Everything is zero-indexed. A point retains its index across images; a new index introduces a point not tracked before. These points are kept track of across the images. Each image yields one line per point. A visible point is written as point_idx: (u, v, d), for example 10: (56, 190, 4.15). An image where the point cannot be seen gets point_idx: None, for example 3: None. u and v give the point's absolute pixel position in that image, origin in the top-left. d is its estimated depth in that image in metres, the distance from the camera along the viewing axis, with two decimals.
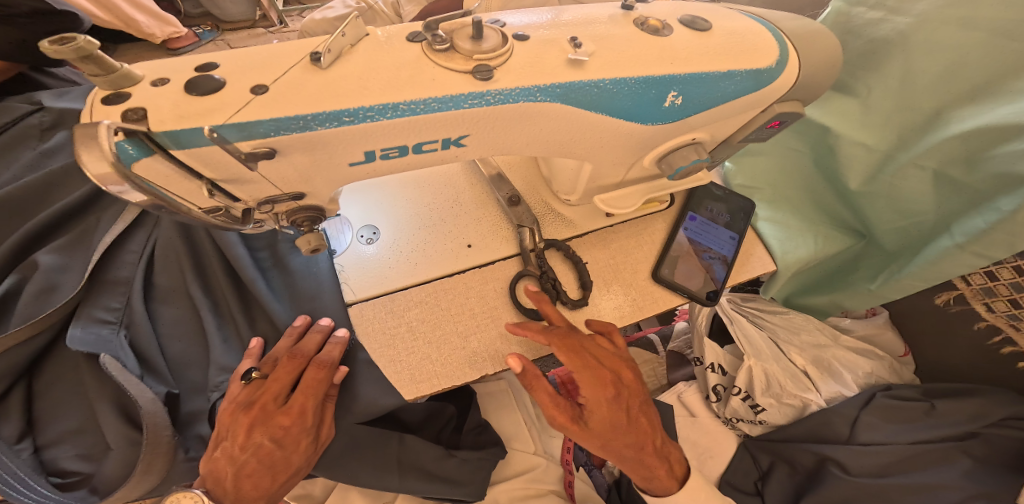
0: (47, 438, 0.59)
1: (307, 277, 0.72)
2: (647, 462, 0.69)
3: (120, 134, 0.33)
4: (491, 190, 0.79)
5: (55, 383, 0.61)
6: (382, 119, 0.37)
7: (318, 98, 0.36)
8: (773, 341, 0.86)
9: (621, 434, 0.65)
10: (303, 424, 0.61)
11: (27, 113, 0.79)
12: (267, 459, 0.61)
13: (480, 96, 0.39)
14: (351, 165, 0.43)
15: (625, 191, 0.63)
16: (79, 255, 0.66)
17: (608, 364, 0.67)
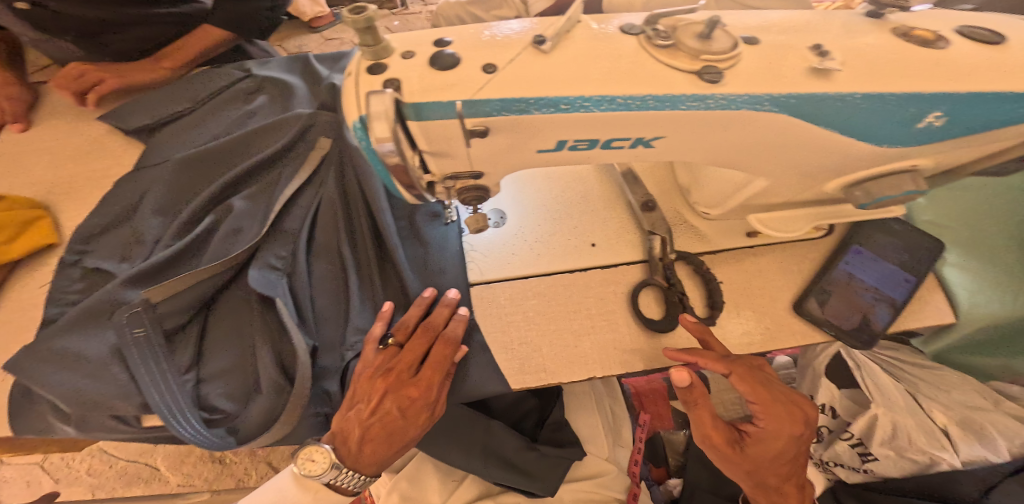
0: (208, 373, 0.65)
1: (439, 250, 0.75)
2: (783, 491, 0.66)
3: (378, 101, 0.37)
4: (625, 192, 0.78)
5: (225, 319, 0.68)
6: (596, 111, 0.37)
7: (541, 84, 0.37)
8: (911, 394, 0.84)
9: (784, 462, 0.64)
10: (427, 400, 0.65)
11: (237, 79, 0.86)
12: (390, 427, 0.65)
13: (702, 99, 0.38)
14: (538, 151, 0.45)
15: (789, 214, 0.59)
16: (262, 203, 0.73)
17: (795, 396, 0.64)
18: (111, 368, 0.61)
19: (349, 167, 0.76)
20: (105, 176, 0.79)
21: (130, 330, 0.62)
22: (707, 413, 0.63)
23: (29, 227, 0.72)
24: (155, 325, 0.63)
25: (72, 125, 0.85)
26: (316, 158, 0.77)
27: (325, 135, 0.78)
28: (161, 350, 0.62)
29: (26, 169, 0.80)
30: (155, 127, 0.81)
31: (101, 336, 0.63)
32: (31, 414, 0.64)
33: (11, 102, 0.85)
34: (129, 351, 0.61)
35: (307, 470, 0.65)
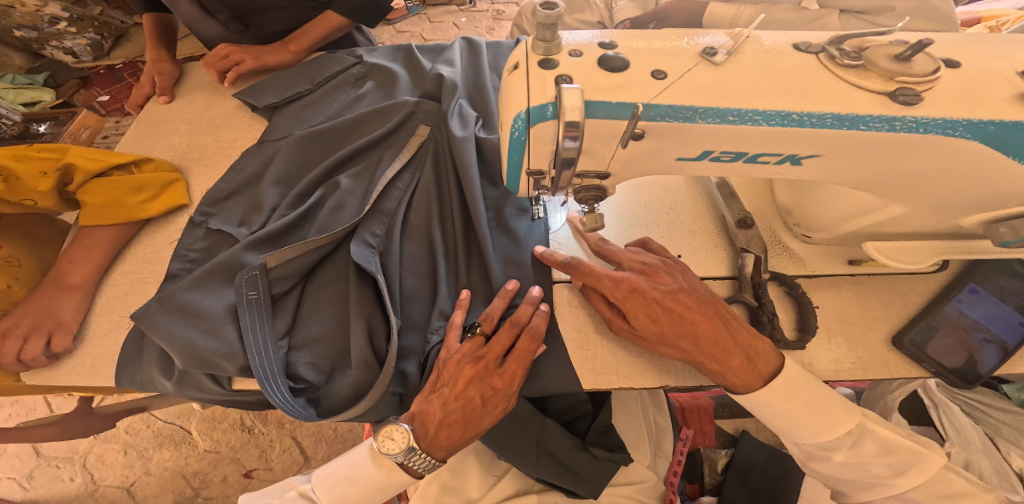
0: (299, 341, 0.69)
1: (524, 244, 0.75)
2: (720, 358, 0.62)
3: (551, 98, 0.40)
4: (718, 207, 0.78)
5: (320, 290, 0.72)
6: (765, 125, 0.39)
7: (714, 94, 0.39)
8: (990, 437, 0.93)
9: (675, 325, 0.63)
10: (507, 391, 0.66)
11: (350, 65, 0.92)
12: (466, 412, 0.66)
13: (887, 120, 0.40)
14: (677, 159, 0.45)
15: (907, 246, 0.65)
16: (365, 182, 0.78)
17: (646, 272, 0.66)
18: (223, 325, 0.66)
19: (446, 155, 0.79)
20: (231, 146, 0.87)
21: (245, 292, 0.68)
22: (597, 297, 0.68)
23: (168, 188, 0.80)
24: (265, 289, 0.68)
25: (209, 99, 0.94)
26: (416, 144, 0.80)
27: (426, 123, 0.82)
28: (267, 314, 0.68)
29: (165, 136, 0.89)
30: (283, 104, 0.88)
31: (220, 295, 0.69)
32: (143, 366, 0.69)
33: (162, 77, 0.95)
34: (243, 311, 0.67)
35: (386, 449, 0.65)
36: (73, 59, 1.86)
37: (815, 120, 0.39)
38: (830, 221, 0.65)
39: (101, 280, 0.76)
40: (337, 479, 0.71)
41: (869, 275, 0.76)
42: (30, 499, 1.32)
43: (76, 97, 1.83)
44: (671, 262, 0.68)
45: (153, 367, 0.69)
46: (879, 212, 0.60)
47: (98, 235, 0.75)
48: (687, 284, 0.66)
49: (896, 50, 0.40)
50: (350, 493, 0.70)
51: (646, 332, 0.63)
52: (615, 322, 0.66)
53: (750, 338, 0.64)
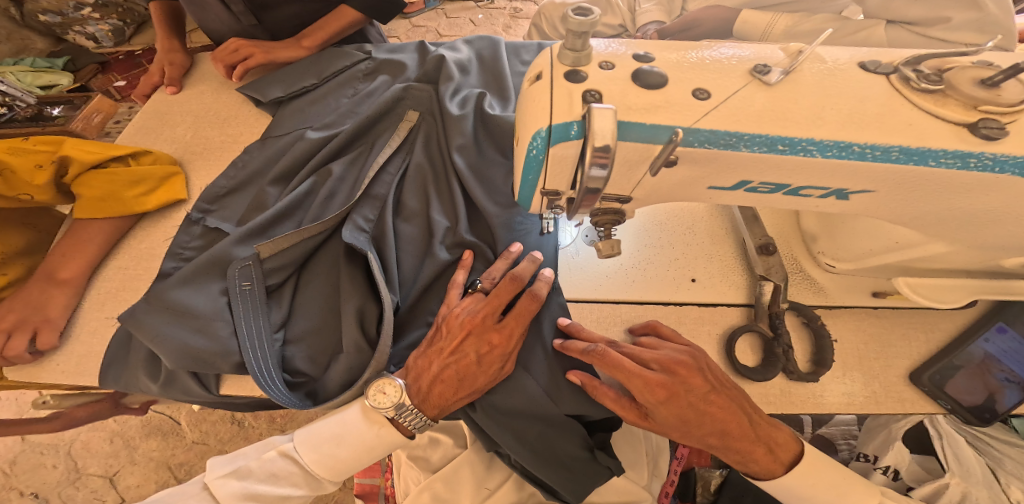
0: (294, 334, 0.65)
1: (522, 229, 0.71)
2: (737, 449, 0.61)
3: (576, 115, 0.36)
4: (733, 232, 0.76)
5: (314, 280, 0.68)
6: (819, 156, 0.35)
7: (765, 120, 0.35)
8: (992, 469, 0.87)
9: (705, 428, 0.60)
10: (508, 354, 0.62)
11: (359, 60, 0.87)
12: (465, 368, 0.61)
13: (962, 156, 0.35)
14: (710, 188, 0.41)
15: (947, 283, 0.61)
16: (356, 167, 0.75)
17: (675, 376, 0.60)
18: (214, 320, 0.62)
19: (438, 138, 0.75)
20: (236, 140, 0.83)
21: (238, 283, 0.64)
22: (610, 392, 0.61)
23: (167, 182, 0.76)
24: (259, 279, 0.64)
25: (217, 91, 0.89)
26: (408, 128, 0.76)
27: (416, 108, 0.79)
28: (261, 306, 0.64)
29: (168, 126, 0.85)
30: (289, 99, 0.84)
31: (209, 291, 0.64)
32: (129, 368, 0.65)
33: (172, 66, 0.90)
34: (236, 303, 0.63)
35: (376, 402, 0.60)
36: (94, 44, 1.80)
37: (879, 153, 0.35)
38: (861, 252, 0.62)
39: (93, 276, 0.72)
40: (322, 439, 0.64)
41: (892, 308, 0.72)
42: (11, 484, 1.28)
43: (93, 82, 1.78)
44: (697, 354, 0.62)
45: (139, 370, 0.65)
46: (917, 248, 0.56)
47: (91, 229, 0.71)
48: (716, 380, 0.61)
49: (985, 73, 0.36)
50: (336, 454, 0.64)
51: (676, 428, 0.61)
52: (638, 419, 0.61)
53: (767, 427, 0.62)
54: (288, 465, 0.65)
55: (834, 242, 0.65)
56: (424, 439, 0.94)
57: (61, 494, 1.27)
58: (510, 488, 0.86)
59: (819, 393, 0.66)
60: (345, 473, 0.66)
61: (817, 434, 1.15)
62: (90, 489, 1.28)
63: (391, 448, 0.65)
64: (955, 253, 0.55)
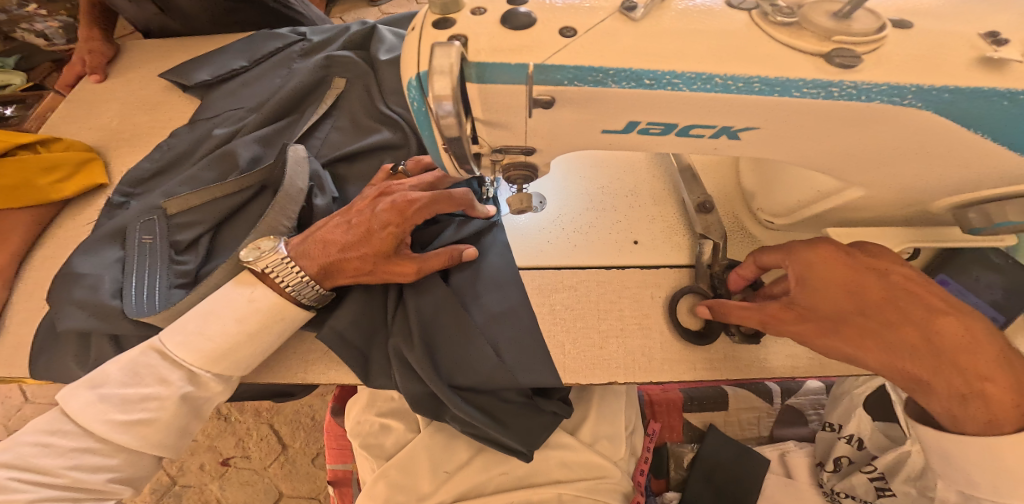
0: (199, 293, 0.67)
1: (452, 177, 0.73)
2: (935, 355, 0.47)
3: (423, 65, 0.35)
4: (671, 193, 0.76)
5: (229, 236, 0.71)
6: (686, 90, 0.34)
7: (629, 54, 0.34)
8: None
9: (904, 328, 0.49)
10: (400, 225, 0.64)
11: (293, 41, 0.86)
12: (362, 226, 0.65)
13: (823, 86, 0.34)
14: (603, 132, 0.40)
15: (875, 232, 0.61)
16: (281, 141, 0.76)
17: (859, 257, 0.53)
18: (105, 276, 0.67)
19: (371, 95, 0.78)
20: (167, 125, 0.81)
21: (140, 237, 0.69)
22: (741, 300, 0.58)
23: (85, 168, 0.75)
24: (162, 235, 0.70)
25: (147, 75, 0.87)
26: (334, 96, 0.79)
27: (343, 75, 0.80)
28: (164, 259, 0.68)
29: (96, 114, 0.83)
30: (217, 83, 0.82)
31: (109, 256, 0.69)
32: (58, 357, 0.66)
33: (93, 54, 0.87)
34: (134, 255, 0.68)
35: (251, 252, 0.63)
36: (46, 42, 1.73)
37: (741, 85, 0.34)
38: (791, 205, 0.63)
39: (20, 266, 0.71)
40: (188, 321, 0.62)
41: None
42: None
43: (49, 81, 1.72)
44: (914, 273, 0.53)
45: (68, 356, 0.66)
46: (836, 195, 0.55)
47: (13, 217, 0.71)
48: (877, 302, 0.50)
49: (836, 7, 0.35)
50: (201, 341, 0.62)
51: (833, 326, 0.51)
52: (780, 308, 0.54)
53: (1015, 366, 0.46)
54: (155, 363, 0.62)
55: (772, 193, 0.65)
56: (376, 425, 0.94)
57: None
58: (474, 468, 0.87)
59: (764, 358, 0.68)
60: (222, 359, 0.62)
61: (787, 404, 1.14)
62: None
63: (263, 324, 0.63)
64: (873, 198, 0.54)
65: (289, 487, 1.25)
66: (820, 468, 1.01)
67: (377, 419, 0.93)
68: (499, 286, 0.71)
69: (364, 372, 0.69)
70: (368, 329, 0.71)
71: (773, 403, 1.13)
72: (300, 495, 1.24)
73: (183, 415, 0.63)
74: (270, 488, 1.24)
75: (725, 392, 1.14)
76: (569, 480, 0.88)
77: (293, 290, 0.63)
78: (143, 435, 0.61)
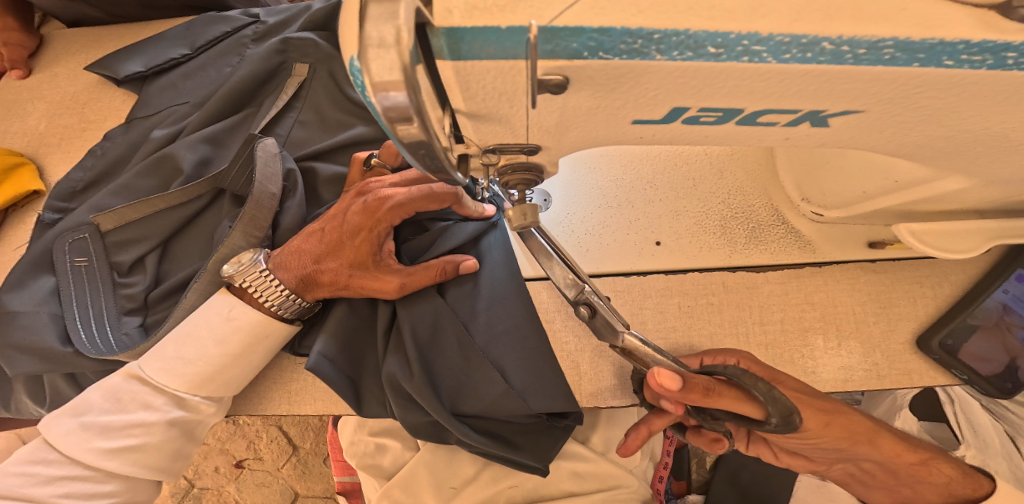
0: (152, 321, 0.59)
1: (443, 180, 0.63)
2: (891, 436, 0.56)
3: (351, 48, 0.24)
4: (693, 182, 0.65)
5: (181, 251, 0.62)
6: (773, 62, 0.24)
7: (686, 4, 0.23)
8: None
9: (861, 422, 0.56)
10: (373, 228, 0.55)
11: (244, 25, 0.77)
12: (335, 233, 0.56)
13: (994, 51, 0.24)
14: (635, 123, 0.31)
15: (958, 226, 0.50)
16: (236, 142, 0.67)
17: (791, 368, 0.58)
18: (39, 314, 0.57)
19: (336, 83, 0.70)
20: (98, 126, 0.73)
21: (71, 260, 0.60)
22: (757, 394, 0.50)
23: (12, 174, 0.67)
24: (98, 256, 0.61)
25: (75, 71, 0.78)
26: (296, 84, 0.70)
27: (302, 60, 0.71)
28: (107, 284, 0.60)
29: (23, 117, 0.75)
30: (152, 74, 0.74)
31: (38, 288, 0.59)
32: (13, 393, 0.65)
33: (8, 46, 0.77)
34: (68, 282, 0.59)
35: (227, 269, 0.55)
36: None
37: (864, 51, 0.23)
38: (852, 196, 0.52)
39: None
40: (166, 342, 0.54)
41: (892, 260, 0.62)
42: None
43: None
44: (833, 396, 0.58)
45: (23, 393, 0.64)
46: (924, 186, 0.44)
47: None
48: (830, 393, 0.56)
49: None
50: (184, 370, 0.53)
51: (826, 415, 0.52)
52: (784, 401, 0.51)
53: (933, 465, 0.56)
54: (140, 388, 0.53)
55: (827, 181, 0.55)
56: (371, 445, 0.85)
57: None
58: (481, 483, 0.77)
59: (812, 369, 0.59)
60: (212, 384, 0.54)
61: None
62: None
63: (245, 346, 0.55)
64: (973, 190, 0.43)
65: (304, 486, 1.15)
66: None
67: (372, 439, 0.85)
68: (497, 289, 0.61)
69: (355, 400, 0.59)
70: (351, 349, 0.60)
71: None
72: (316, 496, 1.14)
73: (177, 439, 0.55)
74: (284, 490, 1.14)
75: None
76: (581, 492, 0.79)
77: (275, 306, 0.55)
78: (135, 463, 0.52)
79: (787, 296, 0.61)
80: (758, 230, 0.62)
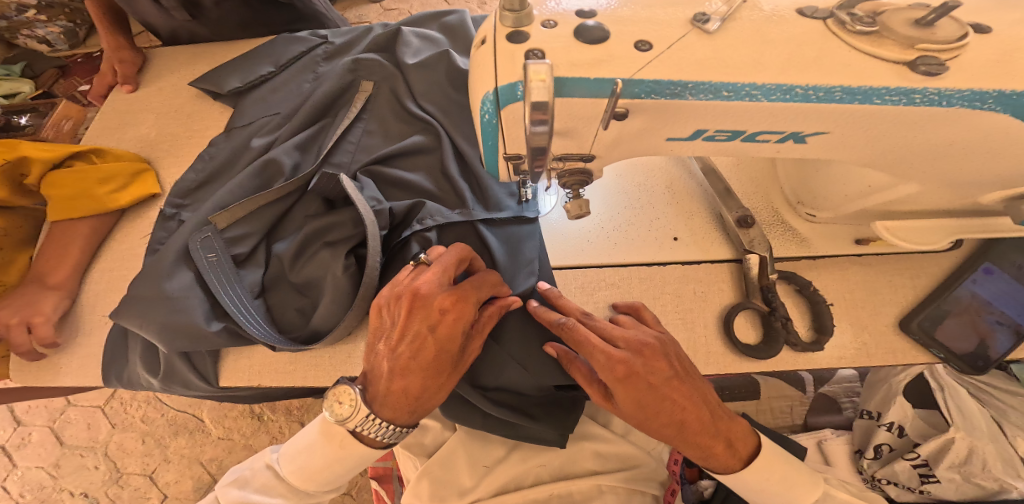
0: (274, 300, 0.74)
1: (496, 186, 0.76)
2: (664, 409, 0.58)
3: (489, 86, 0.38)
4: (706, 187, 0.76)
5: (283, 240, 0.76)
6: (765, 101, 0.37)
7: (709, 66, 0.37)
8: (995, 421, 0.94)
9: (673, 406, 0.59)
10: (454, 323, 0.57)
11: (317, 46, 0.91)
12: (431, 361, 0.57)
13: (906, 93, 0.37)
14: (668, 139, 0.43)
15: (929, 224, 0.61)
16: (314, 150, 0.80)
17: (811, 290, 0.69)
18: (189, 298, 0.69)
19: (399, 97, 0.84)
20: (202, 135, 0.90)
21: (205, 256, 0.72)
22: (582, 368, 0.64)
23: (137, 178, 0.85)
24: (223, 251, 0.73)
25: (176, 87, 0.95)
26: (364, 99, 0.83)
27: (370, 78, 0.85)
28: (234, 274, 0.72)
29: (135, 126, 0.92)
30: (247, 89, 0.88)
31: (182, 278, 0.71)
32: (128, 365, 0.78)
33: (124, 64, 0.95)
34: (208, 275, 0.71)
35: (335, 414, 0.59)
36: (48, 48, 1.55)
37: (823, 94, 0.37)
38: (840, 199, 0.63)
39: (80, 278, 0.82)
40: (300, 447, 0.64)
41: (876, 255, 0.73)
42: (58, 487, 1.35)
43: (57, 88, 1.55)
44: (665, 341, 0.62)
45: (139, 366, 0.77)
46: (890, 190, 0.57)
47: (73, 230, 0.81)
48: (681, 367, 0.61)
49: (917, 14, 0.38)
50: (310, 465, 0.63)
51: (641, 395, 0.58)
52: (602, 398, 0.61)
53: (732, 427, 0.64)
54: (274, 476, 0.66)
55: (815, 191, 0.67)
56: (413, 425, 0.95)
57: (107, 493, 1.34)
58: (513, 461, 0.87)
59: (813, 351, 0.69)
60: (320, 477, 0.64)
61: (820, 394, 1.16)
62: (132, 487, 1.34)
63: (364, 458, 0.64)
64: (928, 191, 0.55)
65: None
66: (859, 455, 1.03)
67: None
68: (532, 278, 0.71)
69: None
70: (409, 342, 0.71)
71: (806, 391, 1.16)
72: (334, 490, 1.32)
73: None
74: None
75: (755, 381, 1.18)
76: (604, 470, 0.89)
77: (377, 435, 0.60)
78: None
79: (786, 286, 0.71)
80: (764, 231, 0.73)
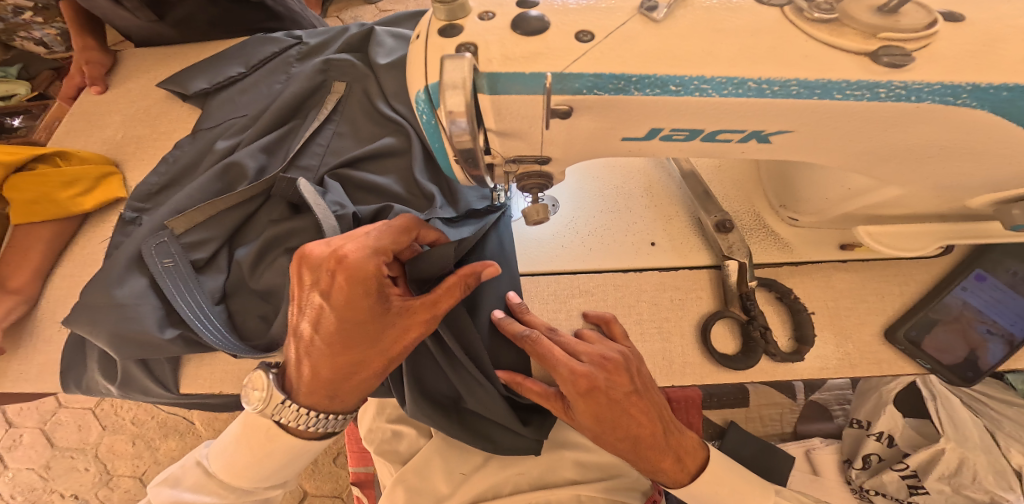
0: (235, 307, 0.70)
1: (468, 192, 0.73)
2: (622, 421, 0.57)
3: (418, 87, 0.37)
4: (686, 191, 0.73)
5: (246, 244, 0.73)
6: (716, 95, 0.34)
7: (656, 60, 0.34)
8: (990, 432, 0.90)
9: (631, 420, 0.57)
10: (348, 294, 0.51)
11: (290, 46, 0.88)
12: (336, 333, 0.52)
13: (869, 87, 0.34)
14: (625, 140, 0.40)
15: (912, 230, 0.58)
16: (281, 152, 0.77)
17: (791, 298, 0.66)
18: (141, 305, 0.66)
19: (371, 98, 0.80)
20: (168, 137, 0.87)
21: (161, 262, 0.69)
22: (537, 386, 0.62)
23: (102, 182, 0.82)
24: (180, 256, 0.70)
25: (145, 87, 0.92)
26: (334, 100, 0.80)
27: (342, 79, 0.82)
28: (191, 280, 0.69)
29: (101, 127, 0.89)
30: (214, 90, 0.85)
31: (135, 284, 0.68)
32: (86, 372, 0.74)
33: (91, 65, 0.92)
34: (163, 281, 0.68)
35: (252, 401, 0.56)
36: (46, 51, 1.49)
37: (778, 88, 0.34)
38: (821, 204, 0.60)
39: (41, 283, 0.79)
40: (227, 442, 0.62)
41: (862, 261, 0.70)
42: (49, 488, 1.32)
43: (53, 89, 1.51)
44: (629, 355, 0.60)
45: (96, 372, 0.73)
46: (872, 193, 0.54)
47: (34, 235, 0.78)
48: (642, 383, 0.59)
49: (880, 1, 0.35)
50: (237, 461, 0.61)
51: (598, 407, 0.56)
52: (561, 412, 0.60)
53: (682, 438, 0.63)
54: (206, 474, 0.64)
55: (796, 195, 0.64)
56: (389, 432, 0.91)
57: (98, 495, 1.31)
58: (490, 469, 0.83)
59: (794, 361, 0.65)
60: (250, 474, 0.61)
61: (812, 400, 1.13)
62: (123, 489, 1.31)
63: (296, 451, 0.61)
64: (912, 194, 0.52)
65: (312, 486, 1.30)
66: (848, 465, 1.00)
67: (389, 426, 0.91)
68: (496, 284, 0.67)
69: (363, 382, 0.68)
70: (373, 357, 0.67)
71: (797, 398, 1.12)
72: (323, 494, 1.29)
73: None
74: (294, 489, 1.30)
75: (745, 389, 1.13)
76: (584, 480, 0.85)
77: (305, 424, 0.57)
78: None
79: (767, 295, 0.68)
80: (745, 236, 0.70)
